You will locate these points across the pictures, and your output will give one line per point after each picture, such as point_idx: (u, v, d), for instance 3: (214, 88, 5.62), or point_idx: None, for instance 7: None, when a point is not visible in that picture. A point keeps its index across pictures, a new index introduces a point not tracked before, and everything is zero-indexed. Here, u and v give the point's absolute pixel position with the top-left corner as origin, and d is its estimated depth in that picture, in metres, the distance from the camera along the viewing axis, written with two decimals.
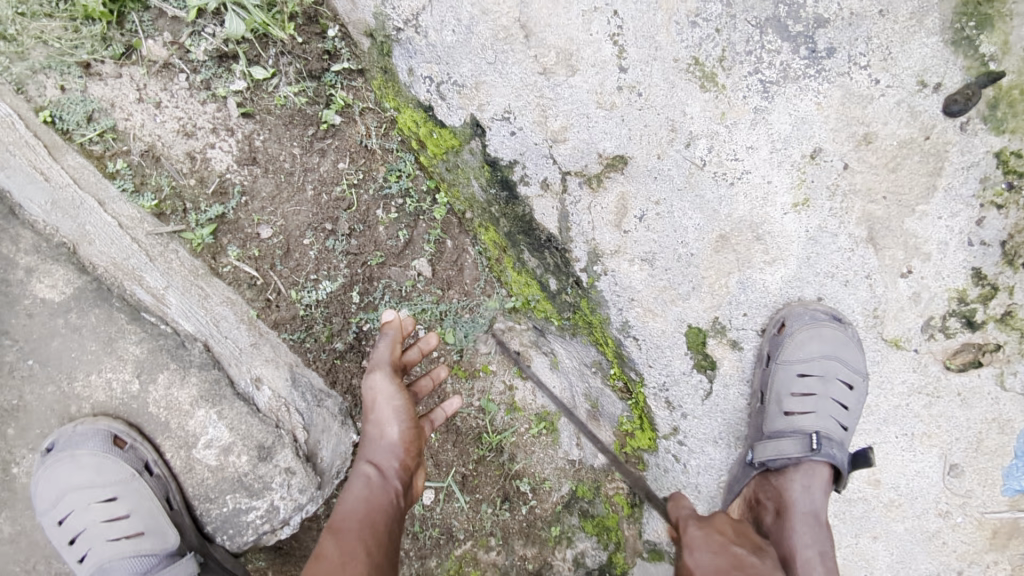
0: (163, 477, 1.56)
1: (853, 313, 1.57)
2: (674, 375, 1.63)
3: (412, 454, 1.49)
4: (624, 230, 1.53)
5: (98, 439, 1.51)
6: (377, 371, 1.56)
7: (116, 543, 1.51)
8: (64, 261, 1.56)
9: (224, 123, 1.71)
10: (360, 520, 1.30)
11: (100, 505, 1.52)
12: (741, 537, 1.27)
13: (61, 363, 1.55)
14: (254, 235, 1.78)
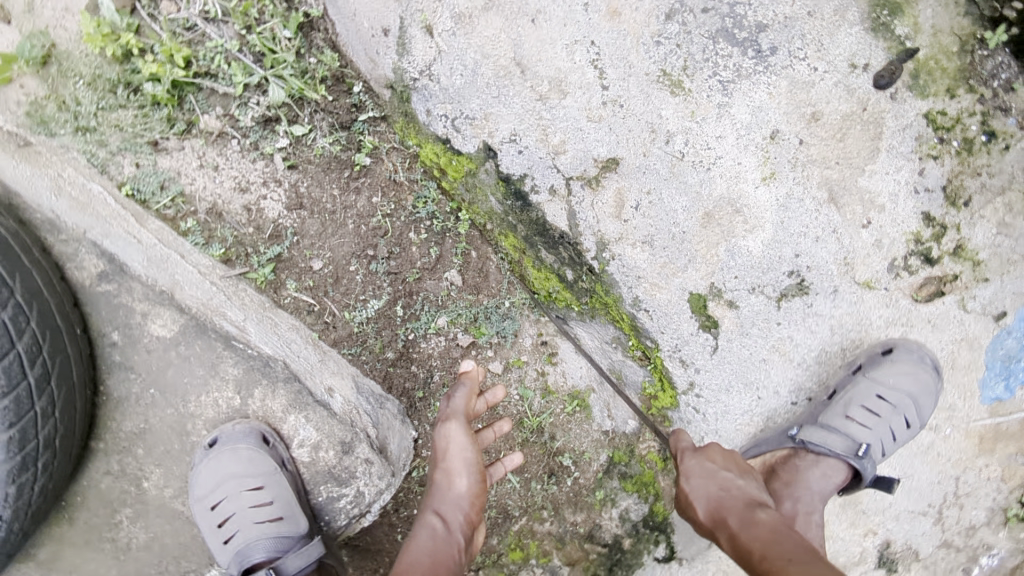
0: (295, 471, 1.85)
1: (828, 264, 1.82)
2: (684, 337, 1.90)
3: (473, 507, 1.81)
4: (624, 219, 1.82)
5: (252, 436, 1.79)
6: (451, 423, 1.88)
7: (259, 525, 1.75)
8: (169, 305, 1.84)
9: (272, 175, 2.01)
10: (423, 570, 1.60)
11: (247, 493, 1.79)
12: (728, 464, 1.72)
13: (176, 389, 1.83)
14: (308, 268, 2.09)
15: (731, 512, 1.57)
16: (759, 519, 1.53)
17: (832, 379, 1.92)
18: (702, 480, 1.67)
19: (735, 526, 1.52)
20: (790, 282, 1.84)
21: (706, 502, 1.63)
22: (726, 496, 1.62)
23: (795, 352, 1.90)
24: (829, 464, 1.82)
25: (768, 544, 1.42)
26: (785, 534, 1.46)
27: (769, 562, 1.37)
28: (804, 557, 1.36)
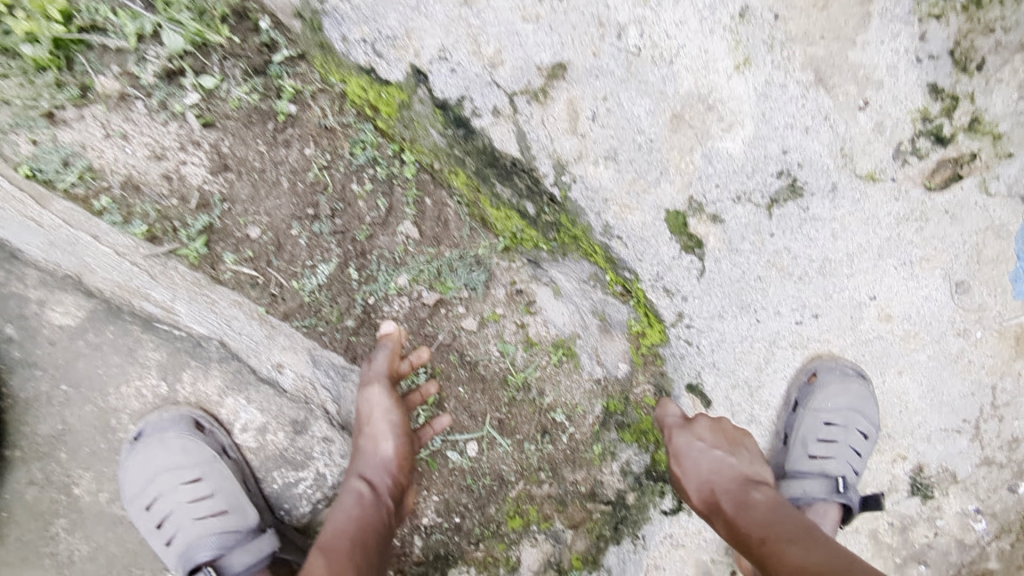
0: (237, 459, 1.78)
1: (822, 158, 1.58)
2: (666, 262, 1.68)
3: (400, 470, 1.69)
4: (580, 133, 1.57)
5: (183, 424, 1.73)
6: (373, 385, 1.72)
7: (201, 520, 1.66)
8: (72, 289, 1.71)
9: (190, 138, 1.78)
10: (350, 537, 1.44)
11: (185, 486, 1.72)
12: (720, 440, 1.65)
13: (92, 382, 1.73)
14: (245, 237, 1.86)
15: (725, 494, 1.52)
16: (755, 499, 1.47)
17: (842, 288, 1.69)
18: (695, 461, 1.62)
19: (731, 508, 1.47)
20: (781, 184, 1.60)
21: (700, 485, 1.58)
22: (720, 478, 1.56)
23: (795, 265, 1.67)
24: (856, 395, 1.74)
25: (765, 525, 1.36)
26: (783, 514, 1.41)
27: (769, 541, 1.31)
28: (805, 534, 1.30)
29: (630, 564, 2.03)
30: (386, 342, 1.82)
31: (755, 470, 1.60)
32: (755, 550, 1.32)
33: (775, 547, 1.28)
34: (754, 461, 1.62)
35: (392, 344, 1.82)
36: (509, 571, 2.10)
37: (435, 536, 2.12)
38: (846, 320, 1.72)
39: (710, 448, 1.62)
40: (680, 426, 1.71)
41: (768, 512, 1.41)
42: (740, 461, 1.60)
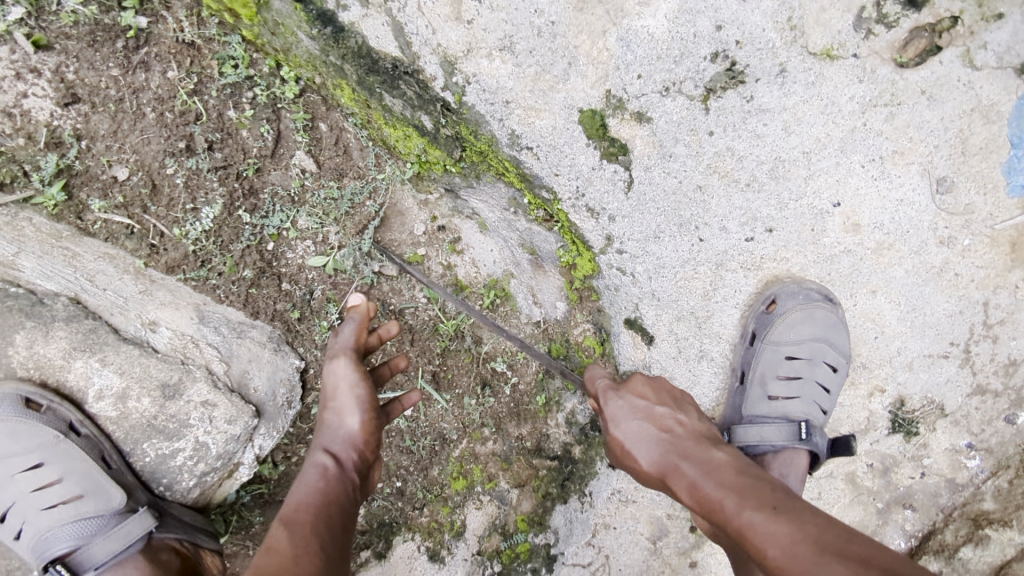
0: (93, 436, 1.46)
1: (765, 32, 1.28)
2: (585, 175, 1.42)
3: (371, 446, 1.32)
4: (467, 21, 1.29)
5: (7, 404, 1.41)
6: (340, 356, 1.38)
7: (51, 510, 1.43)
8: None
9: (25, 64, 1.48)
10: (314, 512, 1.15)
11: (26, 474, 1.44)
12: (659, 395, 1.33)
13: None
14: (112, 179, 1.55)
15: (681, 457, 1.17)
16: (716, 458, 1.14)
17: (799, 195, 1.41)
18: (636, 424, 1.26)
19: (692, 473, 1.13)
20: (716, 70, 1.31)
21: (649, 451, 1.22)
22: (675, 439, 1.21)
23: (741, 170, 1.39)
24: (822, 324, 1.48)
25: (738, 490, 1.04)
26: (750, 471, 1.10)
27: (747, 514, 1.00)
28: (788, 500, 1.01)
29: (578, 523, 1.81)
30: (354, 313, 1.47)
31: (702, 423, 1.28)
32: (733, 526, 1.01)
33: (758, 524, 0.98)
34: (698, 413, 1.31)
35: (361, 316, 1.47)
36: (454, 538, 1.79)
37: (377, 503, 1.79)
38: (806, 233, 1.45)
39: (650, 405, 1.28)
40: (613, 388, 1.36)
41: (736, 472, 1.09)
42: (684, 415, 1.28)
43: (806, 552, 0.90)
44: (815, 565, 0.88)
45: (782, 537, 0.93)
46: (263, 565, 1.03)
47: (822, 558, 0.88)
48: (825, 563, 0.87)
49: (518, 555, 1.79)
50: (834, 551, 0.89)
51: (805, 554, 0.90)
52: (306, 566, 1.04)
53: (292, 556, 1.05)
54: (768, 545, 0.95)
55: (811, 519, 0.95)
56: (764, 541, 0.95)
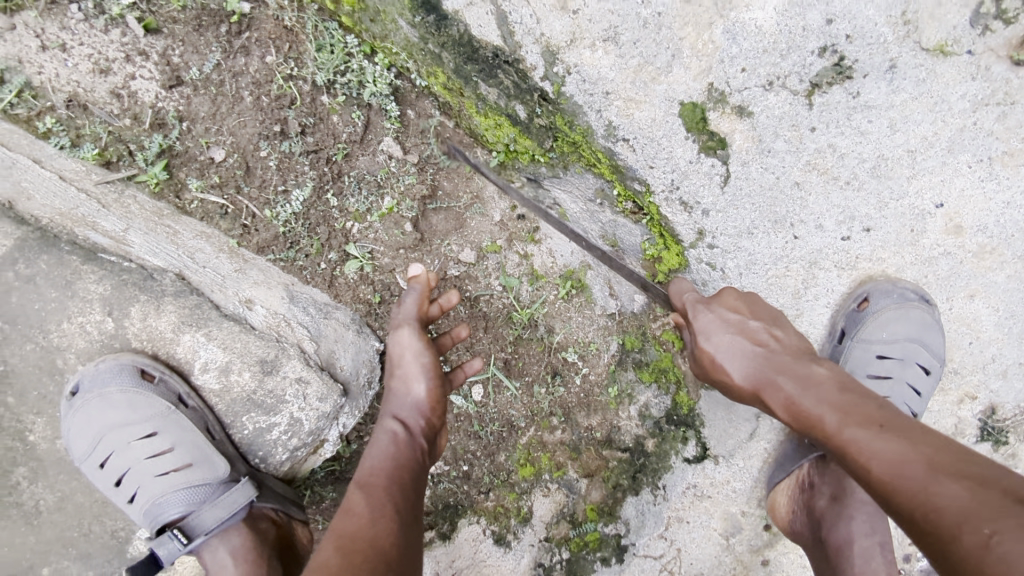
0: (199, 408, 1.52)
1: (877, 26, 1.26)
2: (681, 168, 1.41)
3: (437, 414, 1.40)
4: (572, 11, 1.29)
5: (125, 375, 1.46)
6: (405, 326, 1.44)
7: (165, 477, 1.45)
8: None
9: (135, 47, 1.55)
10: (388, 478, 1.21)
11: (140, 443, 1.47)
12: (753, 311, 1.28)
13: (30, 319, 1.47)
14: (209, 160, 1.60)
15: (776, 369, 1.15)
16: (815, 373, 1.11)
17: (900, 194, 1.38)
18: (728, 337, 1.23)
19: (791, 388, 1.11)
20: (823, 65, 1.29)
21: (742, 365, 1.20)
22: (767, 356, 1.18)
23: (841, 168, 1.37)
24: (917, 324, 1.45)
25: (841, 409, 1.03)
26: (855, 389, 1.07)
27: (852, 433, 0.99)
28: (900, 419, 0.98)
29: (650, 516, 1.77)
30: (416, 282, 1.51)
31: (802, 342, 1.23)
32: (832, 444, 1.02)
33: (863, 445, 0.97)
34: (798, 332, 1.25)
35: (422, 286, 1.51)
36: (521, 524, 1.81)
37: (443, 485, 1.85)
38: (905, 234, 1.41)
39: (743, 320, 1.24)
40: (700, 301, 1.32)
41: (842, 390, 1.06)
42: (782, 330, 1.23)
43: (918, 470, 0.89)
44: (929, 484, 0.86)
45: (890, 456, 0.92)
46: (344, 527, 1.08)
47: (935, 477, 0.87)
48: (939, 481, 0.86)
49: (587, 544, 1.79)
50: (949, 471, 0.87)
51: (916, 473, 0.88)
52: (383, 527, 1.10)
53: (369, 518, 1.10)
54: (872, 460, 0.94)
55: (922, 439, 0.93)
56: (870, 459, 0.95)
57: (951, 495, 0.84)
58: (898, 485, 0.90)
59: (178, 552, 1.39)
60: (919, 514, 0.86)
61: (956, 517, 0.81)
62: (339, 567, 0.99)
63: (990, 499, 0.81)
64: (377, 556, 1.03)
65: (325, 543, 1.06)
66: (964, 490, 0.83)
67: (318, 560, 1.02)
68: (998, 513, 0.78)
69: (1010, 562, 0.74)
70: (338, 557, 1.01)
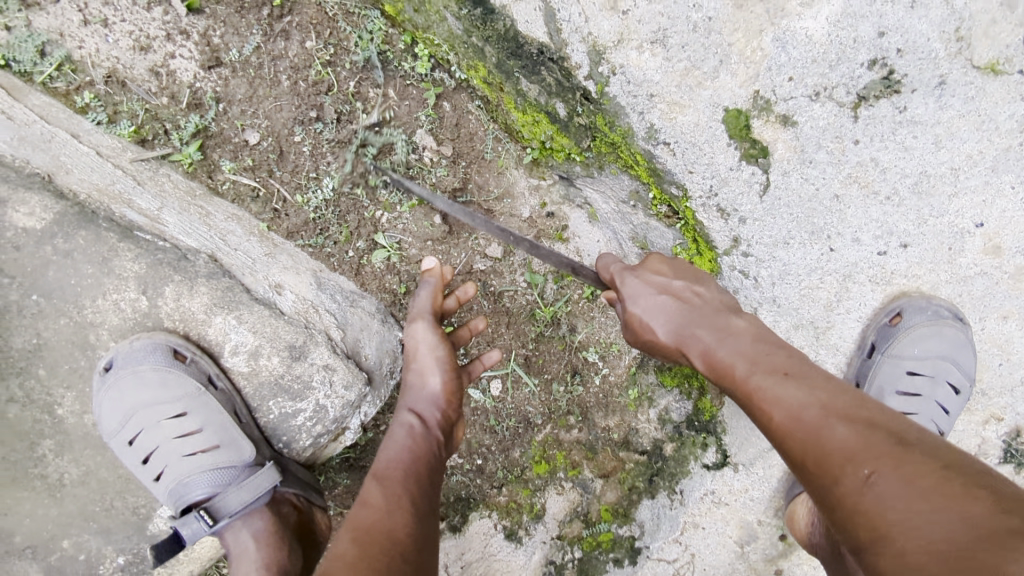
0: (228, 391, 1.52)
1: (929, 41, 1.24)
2: (721, 175, 1.40)
3: (453, 407, 1.37)
4: (622, 11, 1.29)
5: (159, 354, 1.46)
6: (418, 319, 1.40)
7: (192, 458, 1.47)
8: (39, 188, 1.47)
9: (176, 26, 1.54)
10: (405, 470, 1.18)
11: (170, 422, 1.48)
12: (678, 271, 1.26)
13: (65, 293, 1.48)
14: (244, 143, 1.60)
15: (697, 324, 1.15)
16: (734, 325, 1.12)
17: (940, 212, 1.37)
18: (657, 300, 1.20)
19: (709, 340, 1.12)
20: (872, 77, 1.28)
21: (667, 326, 1.18)
22: (692, 313, 1.17)
23: (882, 182, 1.36)
24: (950, 342, 1.44)
25: (753, 359, 1.05)
26: (767, 339, 1.09)
27: (759, 381, 1.01)
28: (803, 366, 1.01)
29: (666, 521, 1.76)
30: (429, 276, 1.47)
31: (723, 293, 1.23)
32: (739, 390, 1.04)
33: (768, 389, 0.99)
34: (722, 287, 1.25)
35: (435, 279, 1.47)
36: (533, 520, 1.81)
37: (456, 477, 1.84)
38: (942, 252, 1.41)
39: (668, 281, 1.22)
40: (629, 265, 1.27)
41: (755, 342, 1.08)
42: (704, 287, 1.23)
43: (815, 414, 0.93)
44: (821, 427, 0.91)
45: (792, 403, 0.95)
46: (359, 518, 1.06)
47: (829, 420, 0.91)
48: (830, 425, 0.91)
49: (599, 544, 1.79)
50: (840, 413, 0.91)
51: (812, 416, 0.93)
52: (400, 519, 1.08)
53: (386, 510, 1.08)
54: (774, 407, 0.97)
55: (822, 385, 0.97)
56: (773, 404, 0.97)
57: (841, 437, 0.89)
58: (795, 429, 0.93)
59: (203, 533, 1.40)
60: (811, 456, 0.91)
61: (842, 460, 0.87)
62: (356, 559, 0.97)
63: (878, 443, 0.86)
64: (394, 548, 1.01)
65: (341, 535, 1.04)
66: (854, 434, 0.88)
67: (335, 551, 1.01)
68: (884, 454, 0.85)
69: (886, 500, 0.82)
70: (354, 548, 0.99)
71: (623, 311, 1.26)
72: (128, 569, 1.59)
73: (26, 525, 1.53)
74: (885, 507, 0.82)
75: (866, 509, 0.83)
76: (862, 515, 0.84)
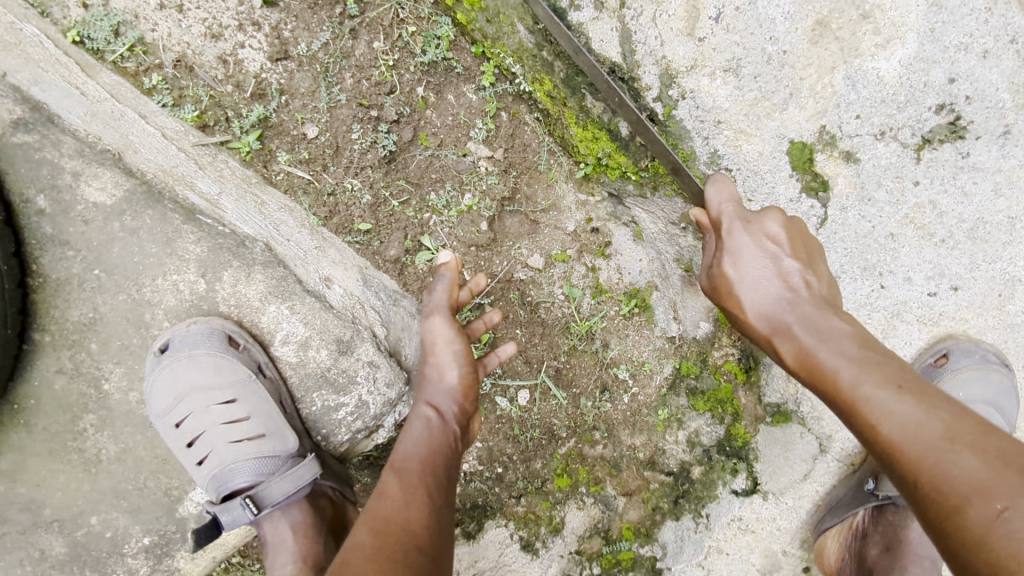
0: (275, 379, 1.55)
1: (998, 91, 1.27)
2: (780, 206, 1.41)
3: (471, 401, 1.35)
4: (698, 38, 1.34)
5: (214, 339, 1.48)
6: (436, 313, 1.40)
7: (237, 446, 1.46)
8: (109, 165, 1.49)
9: (249, 17, 1.55)
10: (421, 462, 1.17)
11: (218, 407, 1.49)
12: (794, 245, 1.23)
13: (126, 270, 1.49)
14: (302, 136, 1.59)
15: (797, 311, 1.17)
16: (839, 329, 1.10)
17: (992, 259, 1.39)
18: (759, 268, 1.22)
19: (807, 339, 1.12)
20: (939, 121, 1.30)
21: (762, 303, 1.21)
22: (792, 300, 1.18)
23: (939, 225, 1.37)
24: (993, 386, 1.44)
25: (863, 365, 1.02)
26: (878, 349, 1.06)
27: (870, 391, 0.98)
28: (920, 384, 0.97)
29: (689, 544, 1.69)
30: (446, 269, 1.44)
31: (830, 288, 1.21)
32: (844, 398, 1.01)
33: (878, 402, 0.96)
34: (829, 274, 1.24)
35: (452, 274, 1.44)
36: (551, 534, 1.72)
37: (474, 484, 1.77)
38: (991, 298, 1.42)
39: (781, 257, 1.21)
40: (740, 219, 1.26)
41: (862, 348, 1.05)
42: (815, 275, 1.21)
43: (934, 436, 0.89)
44: (943, 451, 0.86)
45: (907, 420, 0.92)
46: (378, 510, 1.05)
47: (951, 446, 0.86)
48: (955, 452, 0.86)
49: (619, 563, 1.70)
50: (966, 441, 0.86)
51: (930, 437, 0.89)
52: (416, 511, 1.05)
53: (403, 502, 1.06)
54: (884, 421, 0.94)
55: (944, 407, 0.92)
56: (882, 418, 0.95)
57: (966, 463, 0.84)
58: (909, 449, 0.90)
59: (244, 521, 1.39)
60: (928, 479, 0.86)
61: (964, 492, 0.82)
62: (373, 549, 0.97)
63: (1010, 476, 0.80)
64: (409, 539, 1.00)
65: (360, 526, 1.04)
66: (983, 463, 0.83)
67: (352, 542, 1.00)
68: (1016, 489, 0.79)
69: (1017, 539, 0.75)
70: (371, 539, 0.99)
71: (719, 267, 1.27)
72: (152, 551, 1.58)
73: (56, 498, 1.53)
74: (1019, 548, 0.75)
75: (993, 546, 0.77)
76: (986, 549, 0.77)
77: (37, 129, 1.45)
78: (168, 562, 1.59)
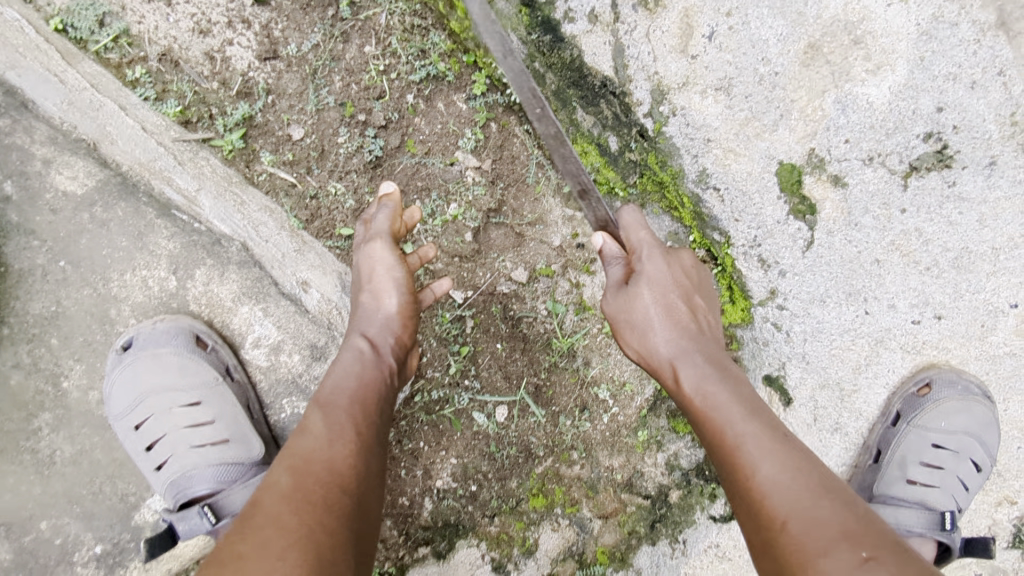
0: (243, 383, 1.50)
1: (984, 122, 1.27)
2: (767, 227, 1.41)
3: (408, 332, 1.29)
4: (691, 55, 1.35)
5: (181, 338, 1.45)
6: (378, 239, 1.31)
7: (199, 450, 1.42)
8: (84, 154, 1.46)
9: (239, 14, 1.51)
10: (351, 397, 1.10)
11: (182, 409, 1.45)
12: (694, 284, 1.30)
13: (94, 263, 1.45)
14: (287, 137, 1.54)
15: (701, 340, 1.20)
16: (735, 375, 1.14)
17: (977, 289, 1.38)
18: (667, 294, 1.24)
19: (706, 370, 1.14)
20: (926, 149, 1.31)
21: (667, 329, 1.21)
22: (696, 333, 1.21)
23: (923, 253, 1.37)
24: (977, 419, 1.47)
25: (749, 409, 1.05)
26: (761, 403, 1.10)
27: (751, 438, 1.00)
28: (795, 442, 1.01)
29: (665, 570, 1.66)
30: (388, 201, 1.38)
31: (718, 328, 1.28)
32: (724, 439, 1.03)
33: (756, 449, 0.98)
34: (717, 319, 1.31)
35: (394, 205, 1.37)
36: (523, 555, 1.69)
37: (446, 502, 1.70)
38: (975, 328, 1.41)
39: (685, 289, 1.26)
40: (660, 250, 1.28)
41: (753, 397, 1.09)
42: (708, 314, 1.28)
43: (803, 485, 0.92)
44: (809, 501, 0.89)
45: (779, 469, 0.95)
46: (298, 447, 0.99)
47: (817, 498, 0.90)
48: (818, 503, 0.89)
49: None
50: (829, 496, 0.90)
51: (798, 487, 0.92)
52: (341, 450, 1.00)
53: (327, 440, 1.00)
54: (761, 465, 0.96)
55: (812, 463, 0.97)
56: (761, 460, 0.96)
57: (828, 516, 0.87)
58: (776, 497, 0.92)
59: (202, 530, 1.34)
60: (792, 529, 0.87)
61: (821, 548, 0.83)
62: (290, 491, 0.91)
63: (867, 535, 0.84)
64: (332, 481, 0.94)
65: (278, 464, 0.97)
66: (842, 518, 0.86)
67: (267, 480, 0.95)
68: (870, 546, 0.82)
69: None
70: (288, 479, 0.93)
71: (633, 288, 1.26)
72: (104, 560, 1.50)
73: (5, 501, 1.46)
74: None
75: None
76: None
77: (12, 115, 1.44)
78: (120, 573, 1.51)
